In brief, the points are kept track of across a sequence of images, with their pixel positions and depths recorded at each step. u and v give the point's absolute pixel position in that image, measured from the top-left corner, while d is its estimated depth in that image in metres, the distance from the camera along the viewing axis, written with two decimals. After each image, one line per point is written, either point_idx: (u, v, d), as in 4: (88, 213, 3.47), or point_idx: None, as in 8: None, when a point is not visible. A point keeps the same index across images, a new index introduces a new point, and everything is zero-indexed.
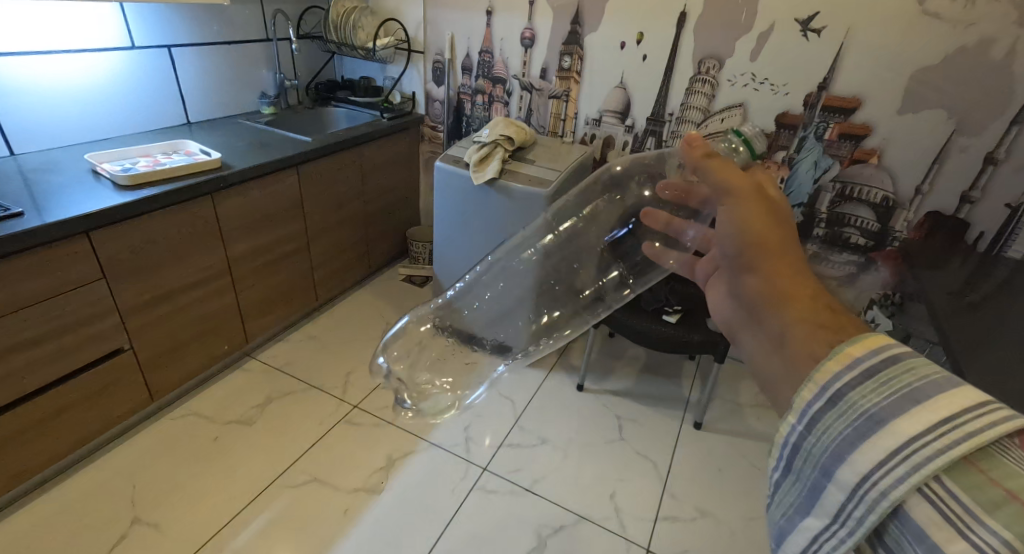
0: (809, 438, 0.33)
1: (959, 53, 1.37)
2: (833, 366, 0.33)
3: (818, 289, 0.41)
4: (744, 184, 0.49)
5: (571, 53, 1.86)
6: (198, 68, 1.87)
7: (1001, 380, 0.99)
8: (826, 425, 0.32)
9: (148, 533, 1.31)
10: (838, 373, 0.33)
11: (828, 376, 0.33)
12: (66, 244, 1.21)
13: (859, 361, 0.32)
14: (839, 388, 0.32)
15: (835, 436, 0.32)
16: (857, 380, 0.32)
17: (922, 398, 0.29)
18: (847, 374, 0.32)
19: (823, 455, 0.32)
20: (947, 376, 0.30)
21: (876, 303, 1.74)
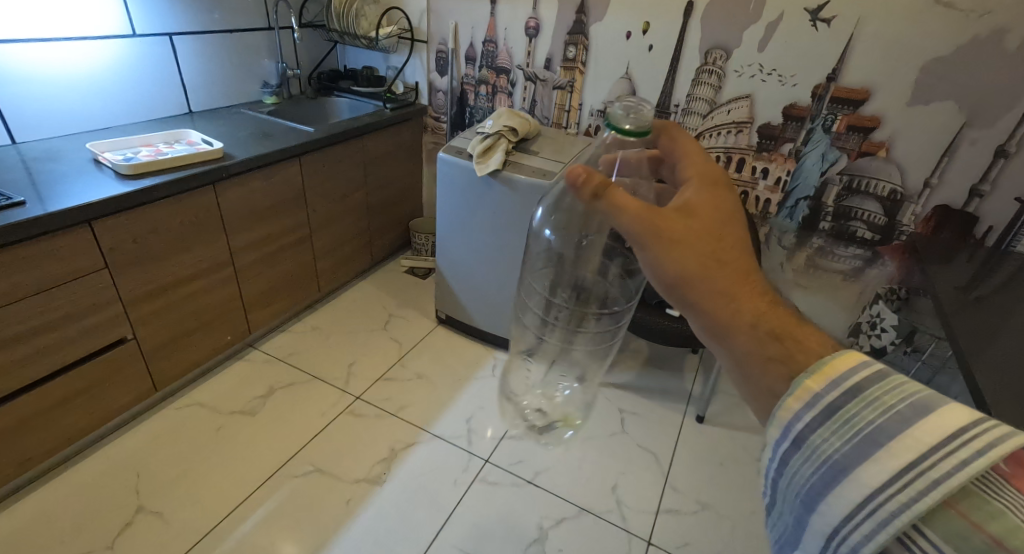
0: (783, 476, 0.38)
1: (972, 43, 1.35)
2: (794, 404, 0.38)
3: (759, 308, 0.45)
4: (648, 225, 0.51)
5: (576, 42, 1.84)
6: (199, 56, 1.86)
7: (1007, 379, 0.98)
8: (795, 467, 0.37)
9: (154, 521, 1.32)
10: (798, 413, 0.37)
11: (789, 414, 0.38)
12: (69, 233, 1.21)
13: (817, 400, 0.37)
14: (801, 430, 0.37)
15: (805, 480, 0.36)
16: (817, 420, 0.36)
17: (881, 440, 0.33)
18: (807, 414, 0.37)
19: (798, 497, 0.37)
20: (912, 404, 0.33)
21: (883, 297, 1.71)
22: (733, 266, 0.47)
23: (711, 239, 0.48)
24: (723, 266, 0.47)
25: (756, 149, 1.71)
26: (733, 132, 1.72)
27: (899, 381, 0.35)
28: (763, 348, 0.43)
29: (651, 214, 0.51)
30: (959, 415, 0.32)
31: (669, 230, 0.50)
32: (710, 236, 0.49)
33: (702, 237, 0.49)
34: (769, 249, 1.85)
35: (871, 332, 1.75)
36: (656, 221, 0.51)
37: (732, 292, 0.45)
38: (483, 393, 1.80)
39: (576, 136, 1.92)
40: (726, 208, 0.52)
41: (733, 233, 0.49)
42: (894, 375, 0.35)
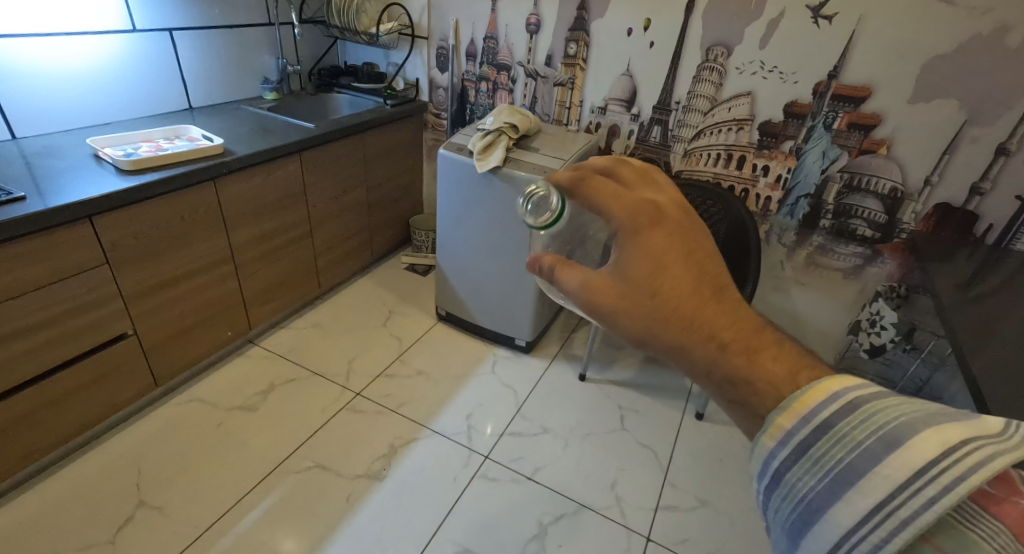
0: (768, 516, 0.34)
1: (973, 41, 1.35)
2: (767, 441, 0.33)
3: (755, 347, 0.36)
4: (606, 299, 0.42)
5: (577, 39, 1.83)
6: (199, 52, 1.86)
7: (1008, 377, 0.98)
8: (774, 506, 0.33)
9: (153, 516, 1.32)
10: (772, 451, 0.33)
11: (762, 452, 0.33)
12: (69, 228, 1.21)
13: (788, 438, 0.32)
14: (777, 468, 0.33)
15: (786, 520, 0.33)
16: (790, 459, 0.32)
17: (854, 480, 0.30)
18: (780, 452, 0.32)
19: (782, 538, 0.33)
20: (885, 436, 0.29)
21: (884, 296, 1.72)
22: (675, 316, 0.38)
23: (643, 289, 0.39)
24: (698, 313, 0.37)
25: (756, 147, 1.71)
26: (734, 130, 1.72)
27: (872, 409, 0.30)
28: (723, 394, 0.36)
29: (603, 283, 0.42)
30: (931, 442, 0.28)
31: (605, 303, 0.42)
32: (639, 291, 0.39)
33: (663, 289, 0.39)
34: (770, 247, 1.85)
35: (871, 331, 1.76)
36: (590, 295, 0.42)
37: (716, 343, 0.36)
38: (483, 389, 1.81)
39: (577, 133, 1.91)
40: (667, 225, 0.42)
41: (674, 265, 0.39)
42: (866, 406, 0.31)
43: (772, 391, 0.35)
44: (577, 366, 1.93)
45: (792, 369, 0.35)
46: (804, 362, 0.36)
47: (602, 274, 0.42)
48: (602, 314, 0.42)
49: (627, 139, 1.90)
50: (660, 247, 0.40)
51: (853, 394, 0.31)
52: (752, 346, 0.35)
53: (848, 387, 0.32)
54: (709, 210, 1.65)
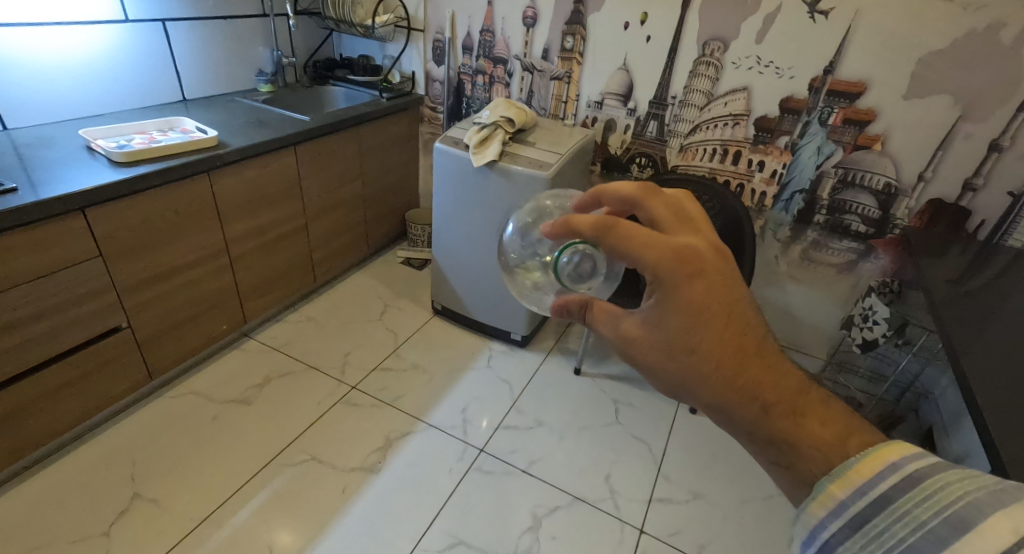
0: None
1: (967, 37, 1.35)
2: (820, 511, 0.34)
3: (795, 410, 0.39)
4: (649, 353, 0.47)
5: (573, 33, 1.83)
6: (193, 44, 1.84)
7: (995, 372, 0.99)
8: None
9: (149, 508, 1.33)
10: (824, 521, 0.33)
11: (811, 523, 0.34)
12: (62, 220, 1.20)
13: (843, 511, 0.33)
14: (827, 539, 0.33)
15: None
16: (844, 532, 0.32)
17: None
18: (833, 524, 0.33)
19: None
20: (951, 518, 0.29)
21: (875, 291, 1.71)
22: (718, 373, 0.42)
23: (681, 341, 0.44)
24: (741, 376, 0.41)
25: (752, 142, 1.71)
26: (730, 125, 1.72)
27: (933, 487, 0.31)
28: (767, 450, 0.40)
29: (646, 335, 0.47)
30: (1003, 529, 0.27)
31: (647, 350, 0.48)
32: (680, 347, 0.44)
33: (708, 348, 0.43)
34: (765, 242, 1.85)
35: (863, 326, 1.72)
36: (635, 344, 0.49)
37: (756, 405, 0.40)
38: (479, 382, 1.81)
39: (573, 127, 1.91)
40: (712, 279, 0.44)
41: (713, 323, 0.43)
42: (928, 483, 0.31)
43: (822, 460, 0.37)
44: (573, 360, 1.94)
45: (841, 435, 0.37)
46: (853, 424, 0.38)
47: (644, 324, 0.48)
48: (646, 361, 0.48)
49: (623, 133, 1.90)
50: (701, 305, 0.43)
51: (911, 468, 0.32)
52: (796, 407, 0.39)
53: (904, 458, 0.33)
54: (704, 204, 1.65)
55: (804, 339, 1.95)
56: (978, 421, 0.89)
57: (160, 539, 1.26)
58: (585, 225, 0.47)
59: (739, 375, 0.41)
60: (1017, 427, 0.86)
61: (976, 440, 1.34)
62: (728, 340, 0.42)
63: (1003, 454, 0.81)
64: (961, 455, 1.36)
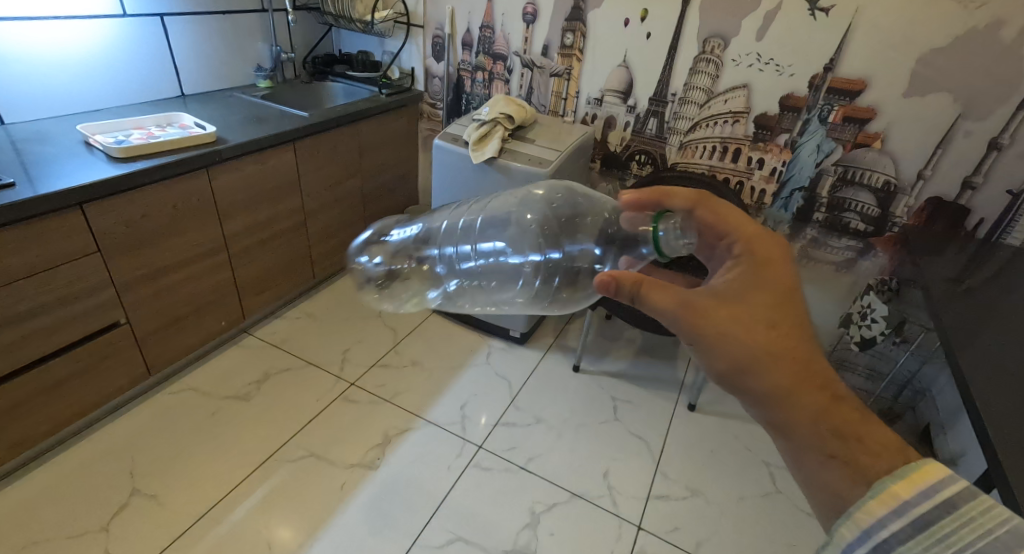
0: None
1: (968, 35, 1.35)
2: (881, 509, 0.40)
3: (852, 407, 0.47)
4: (715, 327, 0.53)
5: (573, 29, 1.82)
6: (190, 38, 1.83)
7: (993, 370, 1.00)
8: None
9: (148, 503, 1.33)
10: (886, 520, 0.40)
11: (871, 519, 0.40)
12: (60, 215, 1.20)
13: (908, 510, 0.39)
14: (886, 537, 0.39)
15: None
16: (906, 532, 0.39)
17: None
18: (896, 524, 0.39)
19: None
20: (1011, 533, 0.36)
21: (874, 289, 1.69)
22: (792, 353, 0.49)
23: (749, 326, 0.51)
24: (810, 362, 0.49)
25: (752, 140, 1.71)
26: (729, 122, 1.72)
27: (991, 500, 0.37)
28: (824, 440, 0.46)
29: (716, 311, 0.53)
30: None
31: (717, 324, 0.53)
32: (759, 324, 0.51)
33: (782, 332, 0.50)
34: None
35: (862, 323, 1.70)
36: (703, 317, 0.53)
37: (822, 391, 0.47)
38: (479, 379, 1.82)
39: (573, 124, 1.91)
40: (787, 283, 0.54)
41: (789, 311, 0.51)
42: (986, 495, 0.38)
43: (885, 463, 0.43)
44: (572, 357, 1.94)
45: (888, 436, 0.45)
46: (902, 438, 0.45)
47: (716, 302, 0.54)
48: (711, 334, 0.53)
49: (622, 130, 1.90)
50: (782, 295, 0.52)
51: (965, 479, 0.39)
52: (850, 402, 0.47)
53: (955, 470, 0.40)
54: None
55: None
56: (975, 420, 0.89)
57: (160, 534, 1.27)
58: (679, 196, 0.65)
59: (808, 362, 0.49)
60: (1015, 426, 0.86)
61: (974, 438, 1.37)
62: (799, 329, 0.51)
63: (1000, 454, 0.81)
64: (958, 454, 1.40)
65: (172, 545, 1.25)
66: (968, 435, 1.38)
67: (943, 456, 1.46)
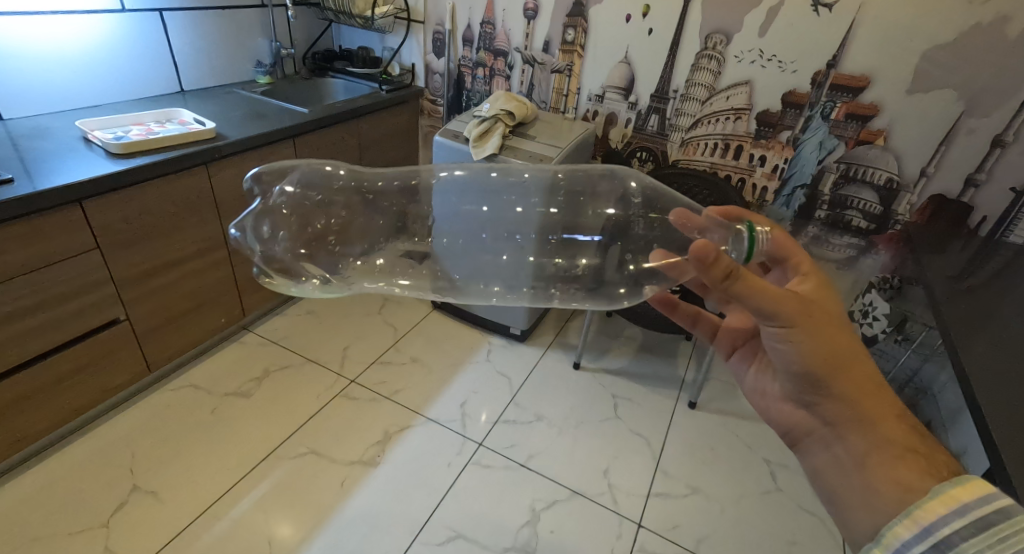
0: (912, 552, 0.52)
1: (972, 31, 1.34)
2: (942, 508, 0.52)
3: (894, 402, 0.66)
4: (821, 325, 0.64)
5: (575, 25, 1.81)
6: (190, 33, 1.82)
7: (995, 368, 0.99)
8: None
9: (148, 500, 1.33)
10: (949, 519, 0.51)
11: (933, 516, 0.52)
12: (59, 211, 1.19)
13: (965, 508, 0.50)
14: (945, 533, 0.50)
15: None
16: (967, 529, 0.49)
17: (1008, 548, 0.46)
18: (956, 522, 0.50)
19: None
20: None
21: (876, 286, 1.72)
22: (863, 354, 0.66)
23: (835, 336, 0.65)
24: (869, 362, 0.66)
25: (754, 136, 1.70)
26: (731, 119, 1.71)
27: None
28: (895, 428, 0.63)
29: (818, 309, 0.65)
30: None
31: (818, 320, 0.65)
32: (842, 327, 0.66)
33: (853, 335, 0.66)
34: None
35: (864, 321, 1.75)
36: (810, 313, 0.64)
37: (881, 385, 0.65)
38: (480, 377, 1.81)
39: (573, 121, 1.90)
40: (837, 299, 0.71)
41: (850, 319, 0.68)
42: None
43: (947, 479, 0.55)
44: (573, 355, 1.94)
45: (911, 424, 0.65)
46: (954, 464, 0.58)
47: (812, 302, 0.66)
48: (815, 326, 0.64)
49: (624, 127, 1.89)
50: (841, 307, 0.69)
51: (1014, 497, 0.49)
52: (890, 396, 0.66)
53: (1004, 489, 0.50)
54: (705, 199, 1.64)
55: None
56: (977, 419, 0.89)
57: (161, 531, 1.27)
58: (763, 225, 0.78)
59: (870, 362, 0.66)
60: (1018, 425, 0.86)
61: (975, 437, 1.38)
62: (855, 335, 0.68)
63: (1002, 452, 0.81)
64: (960, 452, 1.41)
65: (172, 542, 1.25)
66: (970, 433, 1.39)
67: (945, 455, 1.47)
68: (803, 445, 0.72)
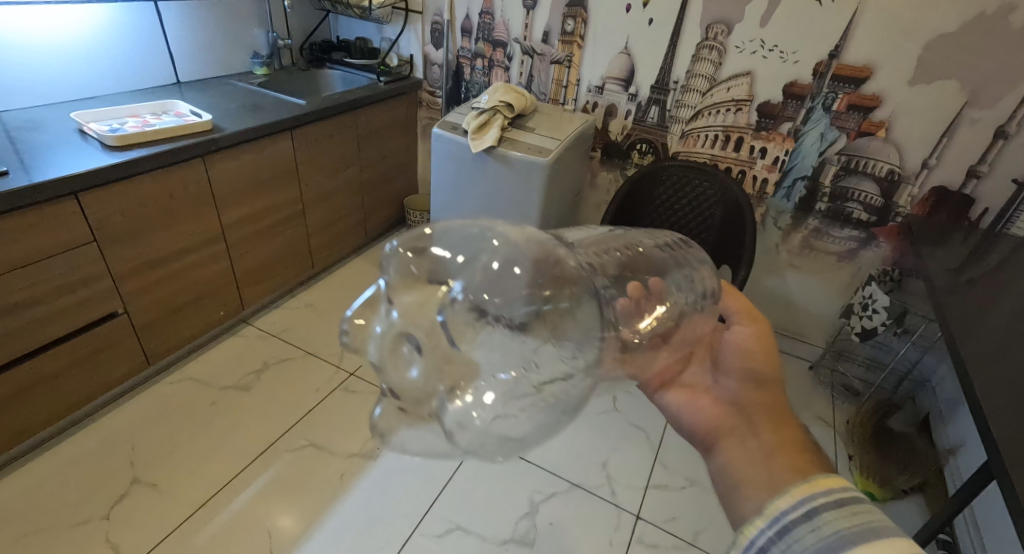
0: (776, 542, 0.46)
1: (977, 19, 1.33)
2: (809, 489, 0.48)
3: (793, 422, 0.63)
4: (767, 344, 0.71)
5: (574, 15, 1.79)
6: (186, 24, 1.80)
7: (995, 358, 1.00)
8: (802, 533, 0.45)
9: (148, 492, 1.33)
10: (819, 498, 0.47)
11: (801, 496, 0.48)
12: (54, 205, 1.19)
13: (831, 493, 0.47)
14: (816, 510, 0.46)
15: (804, 544, 0.44)
16: (830, 504, 0.46)
17: (878, 531, 0.43)
18: (823, 500, 0.46)
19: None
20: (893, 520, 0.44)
21: (876, 279, 1.68)
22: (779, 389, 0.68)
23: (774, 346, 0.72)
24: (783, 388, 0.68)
25: (755, 128, 1.69)
26: (732, 110, 1.70)
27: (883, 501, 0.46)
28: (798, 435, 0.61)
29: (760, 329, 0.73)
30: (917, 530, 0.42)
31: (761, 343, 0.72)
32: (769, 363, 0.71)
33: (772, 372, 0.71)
34: (765, 230, 1.83)
35: (863, 314, 1.67)
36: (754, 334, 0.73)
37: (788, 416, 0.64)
38: None
39: (573, 113, 1.89)
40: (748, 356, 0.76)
41: None
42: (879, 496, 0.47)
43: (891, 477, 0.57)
44: None
45: None
46: None
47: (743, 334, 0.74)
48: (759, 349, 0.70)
49: (623, 119, 1.88)
50: None
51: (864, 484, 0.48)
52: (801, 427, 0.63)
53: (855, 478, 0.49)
54: (705, 192, 1.63)
55: (801, 326, 1.93)
56: (976, 410, 0.89)
57: (160, 523, 1.27)
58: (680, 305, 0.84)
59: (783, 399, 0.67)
60: (1015, 415, 0.86)
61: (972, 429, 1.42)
62: None
63: (1000, 442, 0.81)
64: (956, 444, 1.44)
65: (172, 534, 1.25)
66: (967, 425, 1.42)
67: (942, 446, 1.50)
68: (717, 443, 0.65)
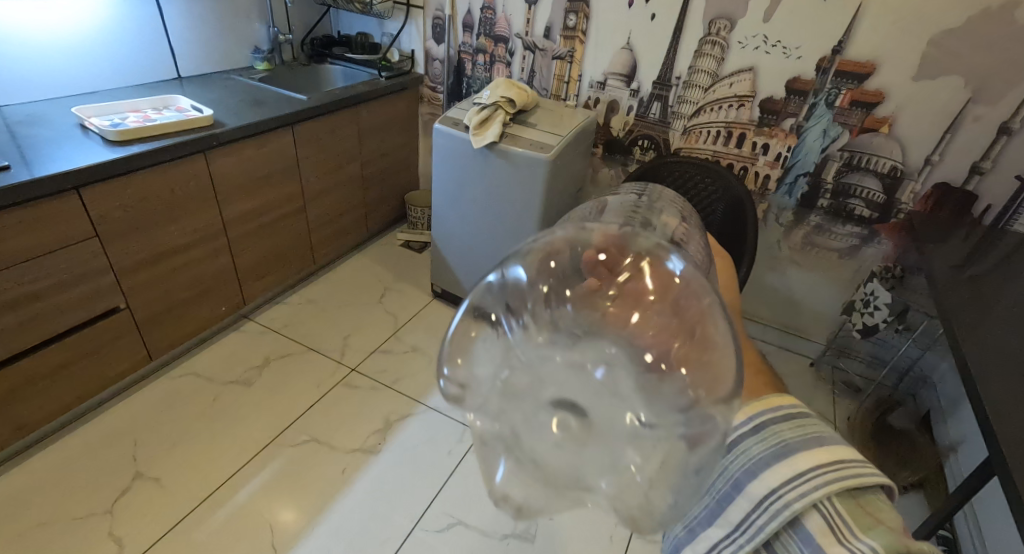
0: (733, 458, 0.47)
1: (982, 15, 1.32)
2: (759, 408, 0.49)
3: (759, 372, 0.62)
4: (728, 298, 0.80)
5: (577, 10, 1.79)
6: (186, 19, 1.80)
7: (996, 355, 1.00)
8: (750, 448, 0.46)
9: (150, 487, 1.34)
10: (772, 419, 0.47)
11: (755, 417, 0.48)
12: (55, 200, 1.18)
13: (783, 412, 0.48)
14: (768, 426, 0.47)
15: (753, 458, 0.46)
16: (780, 420, 0.47)
17: (821, 441, 0.45)
18: (775, 421, 0.47)
19: (740, 472, 0.46)
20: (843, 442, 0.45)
21: (878, 277, 1.69)
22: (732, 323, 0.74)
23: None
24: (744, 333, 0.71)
25: (757, 124, 1.68)
26: (734, 107, 1.69)
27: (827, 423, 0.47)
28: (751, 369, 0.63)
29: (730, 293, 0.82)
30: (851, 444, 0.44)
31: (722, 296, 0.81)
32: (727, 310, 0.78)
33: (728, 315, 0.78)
34: (767, 227, 1.83)
35: (863, 311, 1.68)
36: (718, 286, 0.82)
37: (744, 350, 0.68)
38: None
39: (575, 108, 1.88)
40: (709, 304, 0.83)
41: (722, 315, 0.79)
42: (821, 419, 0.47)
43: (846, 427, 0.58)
44: None
45: None
46: None
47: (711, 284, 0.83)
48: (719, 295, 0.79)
49: (625, 115, 1.87)
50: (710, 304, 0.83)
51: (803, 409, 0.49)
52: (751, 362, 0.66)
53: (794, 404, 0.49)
54: (707, 188, 1.63)
55: (802, 323, 1.93)
56: (977, 407, 0.89)
57: (160, 518, 1.27)
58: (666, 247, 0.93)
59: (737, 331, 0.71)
60: (1016, 413, 0.86)
61: (971, 426, 1.44)
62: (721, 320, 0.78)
63: (1001, 438, 0.81)
64: (957, 440, 1.47)
65: (174, 528, 1.26)
66: (967, 422, 1.45)
67: (942, 443, 1.52)
68: None
